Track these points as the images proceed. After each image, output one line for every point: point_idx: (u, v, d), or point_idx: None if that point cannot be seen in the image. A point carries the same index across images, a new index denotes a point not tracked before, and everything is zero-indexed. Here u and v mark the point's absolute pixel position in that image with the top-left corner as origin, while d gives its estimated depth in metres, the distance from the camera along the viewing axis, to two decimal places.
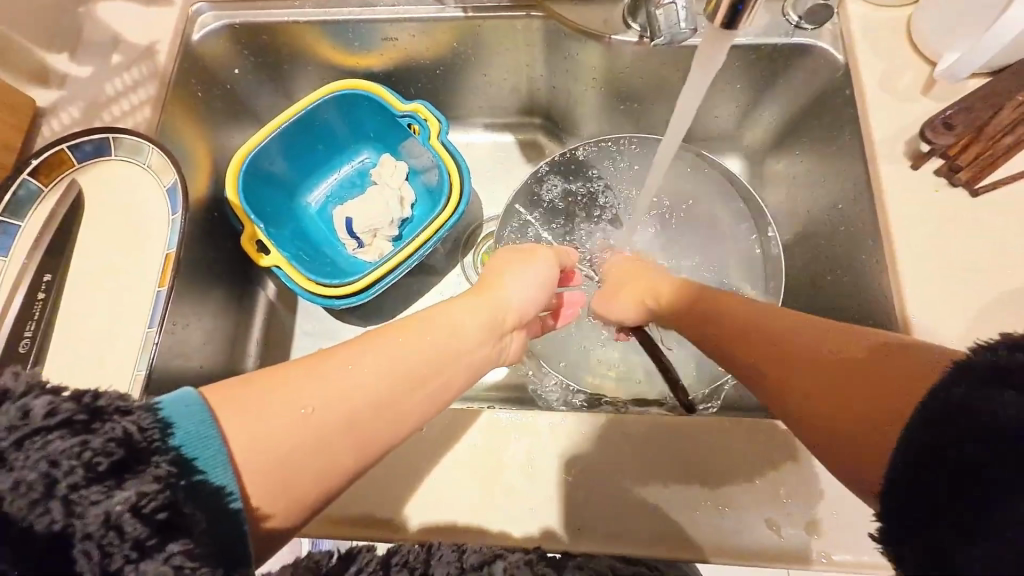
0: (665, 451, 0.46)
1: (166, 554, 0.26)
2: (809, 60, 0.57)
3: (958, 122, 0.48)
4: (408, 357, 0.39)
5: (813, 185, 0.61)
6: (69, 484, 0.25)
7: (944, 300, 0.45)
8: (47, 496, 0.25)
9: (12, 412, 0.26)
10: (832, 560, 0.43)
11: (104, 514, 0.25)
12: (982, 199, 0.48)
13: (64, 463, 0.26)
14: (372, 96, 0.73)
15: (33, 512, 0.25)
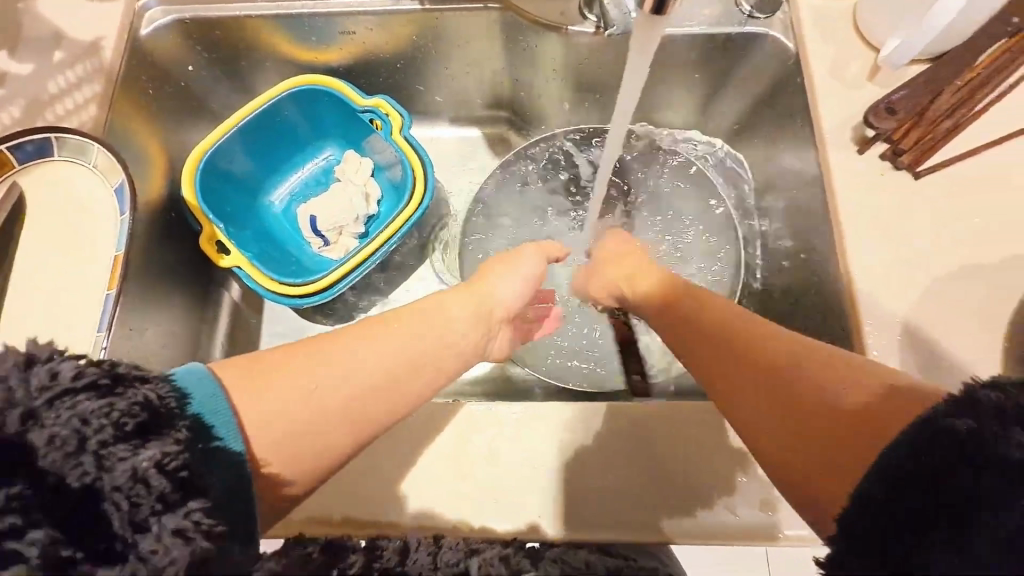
0: (630, 433, 0.47)
1: (188, 510, 0.27)
2: (762, 48, 0.59)
3: (900, 107, 0.51)
4: (400, 345, 0.39)
5: (770, 171, 0.62)
6: (96, 442, 0.27)
7: (889, 280, 0.47)
8: (78, 451, 0.26)
9: (41, 373, 0.27)
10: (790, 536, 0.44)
11: (131, 469, 0.27)
12: (924, 181, 0.50)
13: (91, 424, 0.27)
14: (332, 91, 0.72)
15: (68, 466, 0.26)
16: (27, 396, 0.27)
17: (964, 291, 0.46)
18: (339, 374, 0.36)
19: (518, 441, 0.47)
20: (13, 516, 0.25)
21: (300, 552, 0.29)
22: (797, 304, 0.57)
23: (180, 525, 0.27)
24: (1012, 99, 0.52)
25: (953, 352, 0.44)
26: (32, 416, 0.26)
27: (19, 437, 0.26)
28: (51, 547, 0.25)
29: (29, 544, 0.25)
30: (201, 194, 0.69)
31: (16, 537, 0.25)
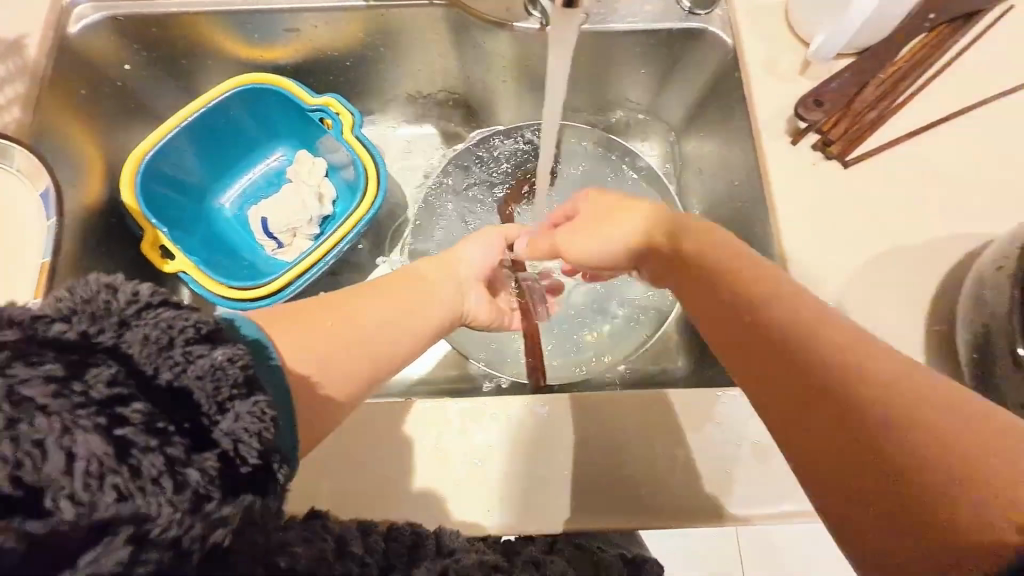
0: (585, 422, 0.48)
1: (257, 399, 0.26)
2: (702, 44, 0.61)
3: (826, 101, 0.54)
4: (384, 308, 0.46)
5: (713, 163, 0.65)
6: (184, 339, 0.25)
7: (821, 264, 0.50)
8: (170, 347, 0.25)
9: (127, 285, 0.25)
10: (744, 517, 0.45)
11: (213, 362, 0.26)
12: (852, 169, 0.53)
13: (182, 322, 0.26)
14: (280, 90, 0.70)
15: (159, 359, 0.25)
16: (118, 303, 0.25)
17: (887, 273, 0.49)
18: (324, 342, 0.40)
19: (477, 436, 0.48)
20: (115, 388, 0.23)
21: (319, 547, 0.27)
22: None
23: (258, 412, 0.26)
24: (931, 93, 0.55)
25: (878, 329, 0.47)
26: (123, 321, 0.25)
27: (108, 343, 0.24)
28: (152, 418, 0.23)
29: (132, 412, 0.23)
30: (142, 197, 0.67)
31: (119, 406, 0.23)
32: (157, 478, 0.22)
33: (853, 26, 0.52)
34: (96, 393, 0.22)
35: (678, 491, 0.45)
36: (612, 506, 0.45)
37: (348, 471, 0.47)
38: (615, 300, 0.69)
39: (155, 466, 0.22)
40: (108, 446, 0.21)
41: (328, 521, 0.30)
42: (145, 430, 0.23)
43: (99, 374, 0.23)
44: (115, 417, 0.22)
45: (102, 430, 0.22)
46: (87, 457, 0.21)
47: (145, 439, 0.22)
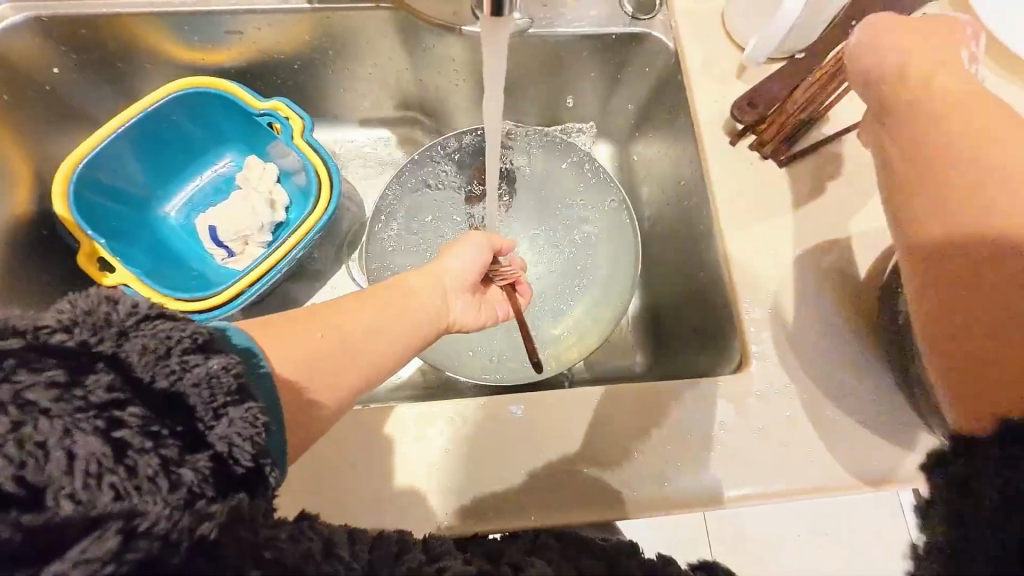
0: (544, 419, 0.49)
1: (247, 407, 0.28)
2: (646, 47, 0.63)
3: (760, 103, 0.57)
4: (371, 316, 0.46)
5: (661, 163, 0.67)
6: (180, 349, 0.27)
7: (756, 258, 0.53)
8: (167, 356, 0.27)
9: (127, 296, 0.27)
10: (708, 501, 0.46)
11: (206, 371, 0.27)
12: (787, 167, 0.57)
13: (178, 333, 0.27)
14: (225, 94, 0.68)
15: (156, 367, 0.27)
16: (117, 314, 0.27)
17: (817, 265, 0.53)
18: (302, 356, 0.40)
19: (435, 439, 0.49)
20: (113, 393, 0.25)
21: (306, 546, 0.27)
22: (685, 281, 0.62)
23: (250, 418, 0.28)
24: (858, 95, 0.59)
25: (812, 316, 0.51)
26: (123, 332, 0.27)
27: (108, 351, 0.26)
28: (148, 422, 0.25)
29: (129, 416, 0.25)
30: (77, 208, 0.64)
31: (117, 409, 0.25)
32: (153, 476, 0.25)
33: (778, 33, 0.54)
34: (96, 397, 0.25)
35: (628, 481, 0.47)
36: (577, 500, 0.47)
37: (307, 478, 0.47)
38: (572, 297, 0.68)
39: (151, 466, 0.25)
40: (105, 447, 0.24)
41: (316, 522, 0.30)
42: (142, 433, 0.25)
43: (99, 380, 0.25)
44: (112, 420, 0.25)
45: (100, 432, 0.24)
46: (88, 456, 0.23)
47: (141, 441, 0.25)
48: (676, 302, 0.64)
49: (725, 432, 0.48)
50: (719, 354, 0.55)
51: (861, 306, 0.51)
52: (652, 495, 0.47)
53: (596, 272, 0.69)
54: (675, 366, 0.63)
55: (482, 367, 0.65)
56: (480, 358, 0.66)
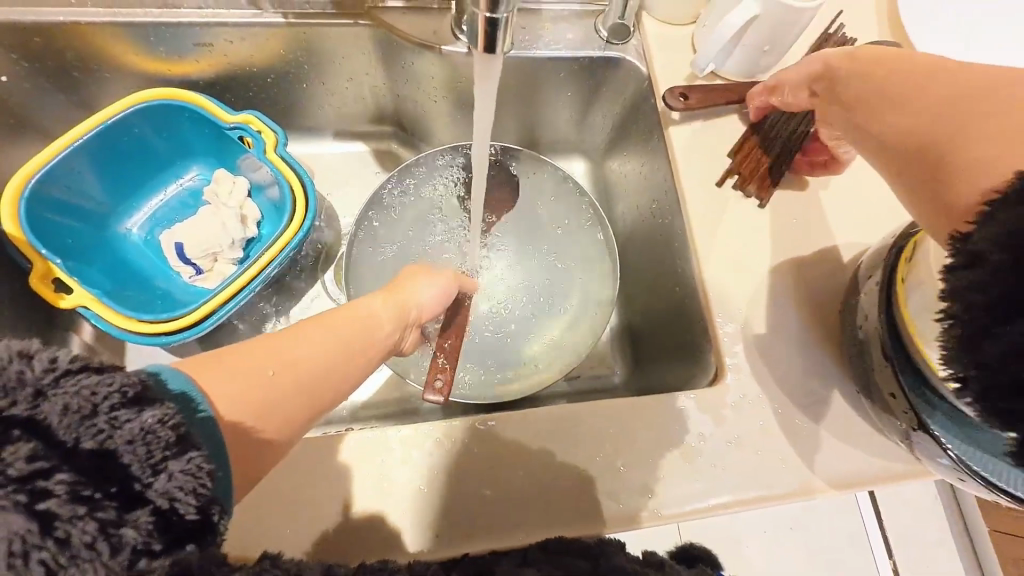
0: (531, 435, 0.50)
1: (188, 457, 0.29)
2: (621, 70, 0.66)
3: (692, 95, 0.61)
4: (329, 336, 0.46)
5: (635, 182, 0.70)
6: (108, 406, 0.27)
7: (730, 274, 0.56)
8: (94, 415, 0.27)
9: (43, 352, 0.26)
10: (694, 509, 0.49)
11: (140, 427, 0.28)
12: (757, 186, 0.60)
13: (105, 388, 0.27)
14: (193, 107, 0.66)
15: (81, 428, 0.26)
16: (33, 371, 0.26)
17: (786, 281, 0.56)
18: (263, 399, 0.40)
19: (423, 460, 0.49)
20: (36, 462, 0.25)
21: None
22: (661, 295, 0.65)
23: (190, 469, 0.29)
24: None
25: (783, 329, 0.54)
26: (38, 391, 0.26)
27: (23, 415, 0.25)
28: (77, 487, 0.25)
29: (55, 484, 0.25)
30: (29, 225, 0.60)
31: (41, 479, 0.25)
32: (91, 544, 0.25)
33: (718, 43, 0.57)
34: (15, 470, 0.24)
35: (613, 495, 0.49)
36: (568, 514, 0.48)
37: (294, 503, 0.47)
38: (556, 314, 0.70)
39: (87, 534, 0.25)
40: (30, 523, 0.24)
41: (280, 560, 0.31)
42: (71, 501, 0.25)
43: (17, 452, 0.24)
44: (36, 492, 0.24)
45: (22, 508, 0.24)
46: (9, 535, 0.23)
47: (71, 510, 0.25)
48: (650, 317, 0.67)
49: (705, 444, 0.50)
50: (696, 366, 0.58)
51: (825, 319, 0.55)
52: (637, 507, 0.48)
53: (573, 290, 0.70)
54: (653, 378, 0.65)
55: (474, 384, 0.66)
56: (473, 375, 0.66)
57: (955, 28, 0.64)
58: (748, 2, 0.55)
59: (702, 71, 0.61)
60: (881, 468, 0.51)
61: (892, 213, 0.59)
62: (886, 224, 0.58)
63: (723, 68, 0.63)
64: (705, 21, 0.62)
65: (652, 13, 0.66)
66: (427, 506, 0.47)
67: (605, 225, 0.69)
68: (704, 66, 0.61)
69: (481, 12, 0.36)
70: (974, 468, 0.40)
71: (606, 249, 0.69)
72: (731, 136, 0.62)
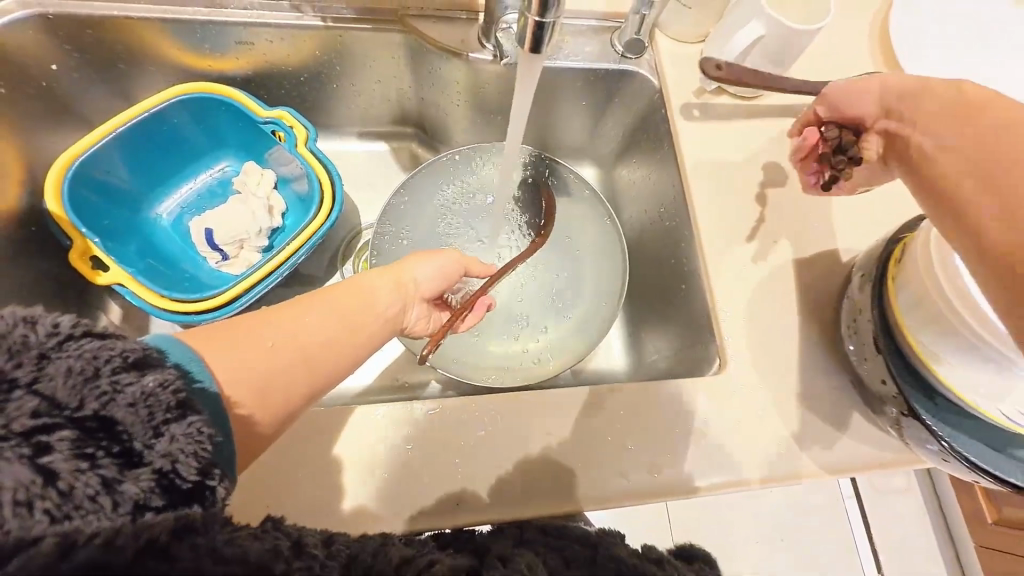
0: (545, 415, 0.54)
1: (189, 421, 0.31)
2: (633, 83, 0.70)
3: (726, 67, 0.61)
4: (334, 312, 0.50)
5: (642, 185, 0.75)
6: (110, 369, 0.29)
7: (731, 272, 0.60)
8: (96, 377, 0.29)
9: (46, 319, 0.29)
10: (698, 487, 0.52)
11: (142, 390, 0.30)
12: (766, 196, 0.64)
13: (106, 353, 0.29)
14: (231, 101, 0.70)
15: (85, 390, 0.29)
16: (36, 337, 0.28)
17: (787, 281, 0.60)
18: (277, 366, 0.44)
19: (444, 434, 0.52)
20: (39, 419, 0.27)
21: (274, 544, 0.29)
22: (666, 292, 0.69)
23: (191, 432, 0.31)
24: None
25: (784, 324, 0.58)
26: (43, 354, 0.28)
27: (26, 376, 0.28)
28: (78, 444, 0.28)
29: (57, 440, 0.27)
30: (70, 204, 0.63)
31: (44, 434, 0.27)
32: (93, 497, 0.27)
33: (730, 56, 0.62)
34: (18, 425, 0.27)
35: (623, 472, 0.52)
36: (581, 488, 0.51)
37: (324, 469, 0.50)
38: (568, 305, 0.73)
39: (90, 487, 0.27)
40: (34, 475, 0.26)
41: (283, 524, 0.32)
42: (73, 457, 0.27)
43: (21, 408, 0.27)
44: (38, 447, 0.27)
45: (27, 461, 0.26)
46: (15, 485, 0.26)
47: (74, 464, 0.27)
48: (653, 312, 0.72)
49: (710, 427, 0.54)
50: (700, 356, 0.61)
51: (823, 317, 0.59)
52: (647, 484, 0.51)
53: (583, 284, 0.74)
54: (656, 365, 0.69)
55: (489, 368, 0.69)
56: (487, 360, 0.70)
57: (955, 62, 0.69)
58: (753, 24, 0.59)
59: (710, 85, 0.68)
60: (873, 456, 0.54)
61: (885, 223, 0.63)
62: (878, 231, 0.63)
63: (727, 83, 0.67)
64: (713, 36, 0.66)
65: (665, 31, 0.70)
66: (448, 477, 0.51)
67: (615, 224, 0.74)
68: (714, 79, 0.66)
69: (532, 17, 0.41)
70: (961, 452, 0.45)
71: (617, 246, 0.73)
72: (738, 145, 0.66)
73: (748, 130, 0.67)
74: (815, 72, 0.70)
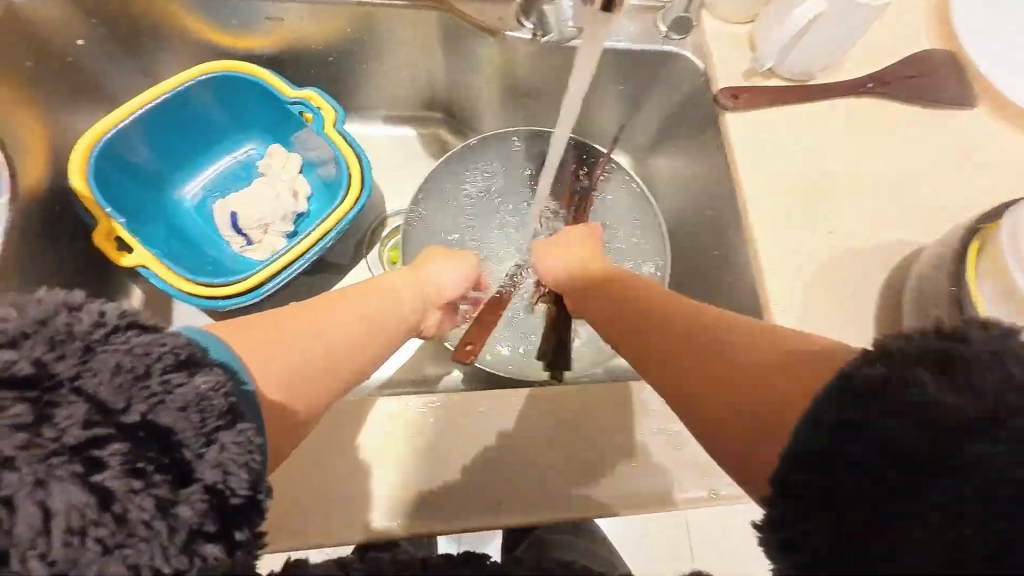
0: (575, 412, 0.53)
1: (239, 428, 0.30)
2: (678, 66, 0.67)
3: (740, 94, 0.63)
4: (362, 309, 0.48)
5: (685, 175, 0.71)
6: (161, 368, 0.29)
7: (785, 264, 0.56)
8: (146, 376, 0.28)
9: (91, 309, 0.29)
10: (725, 493, 0.51)
11: (193, 393, 0.29)
12: (821, 186, 0.60)
13: (158, 351, 0.29)
14: (257, 81, 0.68)
15: (133, 390, 0.28)
16: (80, 327, 0.28)
17: (848, 275, 0.56)
18: (309, 357, 0.41)
19: (475, 427, 0.51)
20: (90, 430, 0.26)
21: None
22: (713, 287, 0.65)
23: (241, 441, 0.30)
24: (878, 115, 0.64)
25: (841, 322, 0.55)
26: (88, 346, 0.28)
27: (73, 380, 0.27)
28: (130, 459, 0.26)
29: (109, 455, 0.26)
30: (94, 182, 0.62)
31: (95, 449, 0.26)
32: (148, 522, 0.26)
33: (789, 34, 0.59)
34: (71, 437, 0.26)
35: (669, 472, 0.51)
36: (613, 488, 0.50)
37: (358, 459, 0.49)
38: None
39: (144, 511, 0.26)
40: (88, 496, 0.25)
41: None
42: (125, 474, 0.26)
43: (72, 417, 0.26)
44: (90, 462, 0.26)
45: (79, 479, 0.25)
46: (69, 508, 0.25)
47: (127, 484, 0.26)
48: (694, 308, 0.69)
49: None
50: None
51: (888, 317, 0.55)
52: (679, 486, 0.51)
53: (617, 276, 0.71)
54: None
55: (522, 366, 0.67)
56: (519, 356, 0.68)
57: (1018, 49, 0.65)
58: None
59: (762, 67, 0.64)
60: None
61: (947, 217, 0.59)
62: (941, 223, 0.59)
63: (780, 66, 0.63)
64: (765, 17, 0.63)
65: (712, 10, 0.67)
66: (485, 471, 0.50)
67: (654, 214, 0.70)
68: (767, 65, 0.63)
69: None
70: None
71: (658, 234, 0.70)
72: (787, 131, 0.62)
73: (798, 115, 0.63)
74: (870, 55, 0.66)
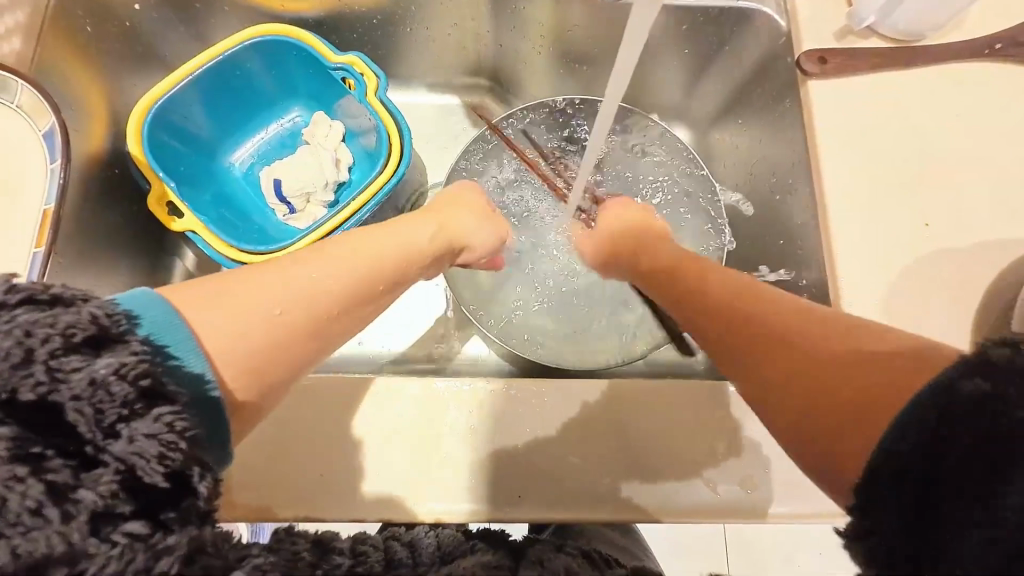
0: (603, 408, 0.49)
1: (155, 415, 0.26)
2: (754, 25, 0.58)
3: (829, 59, 0.54)
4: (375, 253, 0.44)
5: (752, 154, 0.63)
6: (49, 351, 0.25)
7: (864, 260, 0.48)
8: (30, 362, 0.24)
9: None
10: (761, 511, 0.46)
11: (90, 377, 0.25)
12: (919, 170, 0.50)
13: (45, 331, 0.25)
14: (302, 45, 0.66)
15: (17, 377, 0.24)
16: None
17: (944, 277, 0.47)
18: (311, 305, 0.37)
19: (497, 420, 0.48)
20: None
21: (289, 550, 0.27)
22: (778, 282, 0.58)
23: (155, 429, 0.26)
24: (1005, 83, 0.52)
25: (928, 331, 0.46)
26: None
27: None
28: (19, 446, 0.23)
29: None
30: (149, 147, 0.64)
31: None
32: (35, 511, 0.23)
33: None
34: None
35: (708, 482, 0.47)
36: (636, 490, 0.47)
37: (375, 437, 0.47)
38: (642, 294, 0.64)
39: (30, 500, 0.23)
40: None
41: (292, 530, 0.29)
42: (10, 462, 0.23)
43: None
44: None
45: None
46: None
47: (9, 473, 0.23)
48: None
49: None
50: None
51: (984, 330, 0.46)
52: (707, 497, 0.46)
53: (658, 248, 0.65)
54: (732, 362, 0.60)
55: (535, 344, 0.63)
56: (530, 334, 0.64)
57: None
58: None
59: (860, 24, 0.54)
60: None
61: None
62: None
63: (885, 27, 0.54)
64: None
65: None
66: (503, 465, 0.47)
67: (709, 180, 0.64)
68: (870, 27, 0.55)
69: None
70: None
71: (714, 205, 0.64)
72: (880, 101, 0.53)
73: (897, 83, 0.53)
74: (999, 10, 0.54)
